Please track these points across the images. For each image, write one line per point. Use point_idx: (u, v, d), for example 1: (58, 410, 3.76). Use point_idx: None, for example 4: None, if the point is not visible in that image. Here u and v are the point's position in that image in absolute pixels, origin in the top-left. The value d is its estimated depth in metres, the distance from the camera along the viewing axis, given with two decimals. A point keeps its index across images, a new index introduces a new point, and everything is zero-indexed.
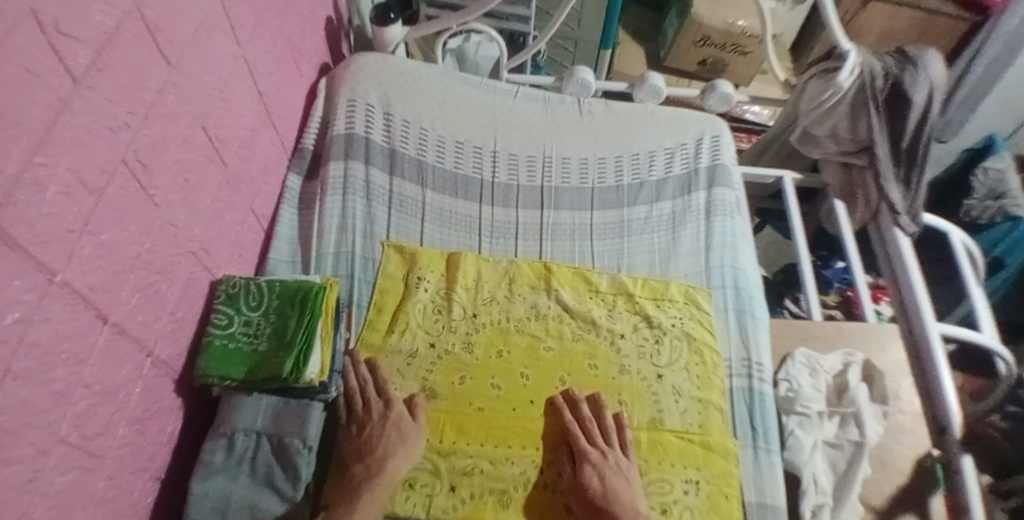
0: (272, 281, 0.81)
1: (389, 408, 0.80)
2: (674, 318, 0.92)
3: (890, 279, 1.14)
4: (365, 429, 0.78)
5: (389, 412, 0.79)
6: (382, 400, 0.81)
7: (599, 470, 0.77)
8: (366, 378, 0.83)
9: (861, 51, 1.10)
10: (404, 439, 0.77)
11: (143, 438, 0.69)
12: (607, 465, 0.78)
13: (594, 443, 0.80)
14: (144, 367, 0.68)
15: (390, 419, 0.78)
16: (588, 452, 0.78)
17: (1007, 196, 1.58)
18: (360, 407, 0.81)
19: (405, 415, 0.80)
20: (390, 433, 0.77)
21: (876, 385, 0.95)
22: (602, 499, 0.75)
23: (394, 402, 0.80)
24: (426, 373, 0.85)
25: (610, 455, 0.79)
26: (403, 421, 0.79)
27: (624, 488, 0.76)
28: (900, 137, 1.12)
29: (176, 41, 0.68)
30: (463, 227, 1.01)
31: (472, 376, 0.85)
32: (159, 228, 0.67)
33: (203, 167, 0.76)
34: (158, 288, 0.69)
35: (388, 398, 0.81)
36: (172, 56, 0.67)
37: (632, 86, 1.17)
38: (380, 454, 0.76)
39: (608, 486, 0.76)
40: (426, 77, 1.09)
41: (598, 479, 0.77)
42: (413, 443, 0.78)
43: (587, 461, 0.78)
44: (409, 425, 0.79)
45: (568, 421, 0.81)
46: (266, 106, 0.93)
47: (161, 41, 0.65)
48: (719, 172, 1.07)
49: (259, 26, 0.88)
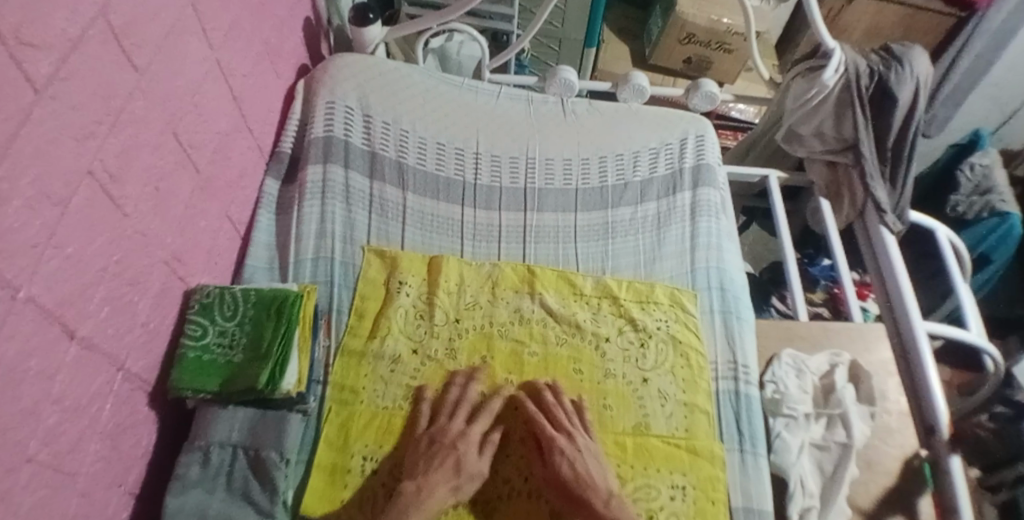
0: (248, 290, 0.79)
1: (462, 439, 0.77)
2: (660, 321, 0.91)
3: (874, 276, 1.14)
4: (433, 451, 0.76)
5: (463, 441, 0.77)
6: (459, 429, 0.78)
7: (569, 460, 0.76)
8: (449, 404, 0.80)
9: (846, 50, 1.09)
10: (458, 472, 0.74)
11: (116, 453, 0.67)
12: (577, 451, 0.76)
13: (561, 429, 0.78)
14: (115, 381, 0.65)
15: (456, 449, 0.75)
16: (556, 440, 0.77)
17: (993, 191, 1.61)
18: (431, 432, 0.78)
19: (471, 450, 0.76)
20: (448, 466, 0.74)
21: (863, 386, 0.94)
22: (575, 483, 0.74)
23: (471, 432, 0.78)
24: (407, 379, 0.83)
25: (579, 440, 0.78)
26: (466, 458, 0.75)
27: (598, 472, 0.76)
28: (886, 135, 1.12)
29: (145, 46, 0.66)
30: (445, 231, 0.99)
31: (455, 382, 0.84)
32: (128, 238, 0.65)
33: (176, 174, 0.74)
34: (129, 300, 0.67)
35: (469, 427, 0.78)
36: (141, 61, 0.65)
37: (616, 85, 1.15)
38: (430, 478, 0.73)
39: (579, 470, 0.75)
40: (407, 77, 1.08)
41: (569, 466, 0.75)
42: (467, 479, 0.74)
43: (557, 449, 0.76)
44: (471, 462, 0.75)
45: (533, 412, 0.80)
46: (241, 110, 0.91)
47: (129, 47, 0.63)
48: (704, 172, 1.06)
49: (234, 29, 0.85)
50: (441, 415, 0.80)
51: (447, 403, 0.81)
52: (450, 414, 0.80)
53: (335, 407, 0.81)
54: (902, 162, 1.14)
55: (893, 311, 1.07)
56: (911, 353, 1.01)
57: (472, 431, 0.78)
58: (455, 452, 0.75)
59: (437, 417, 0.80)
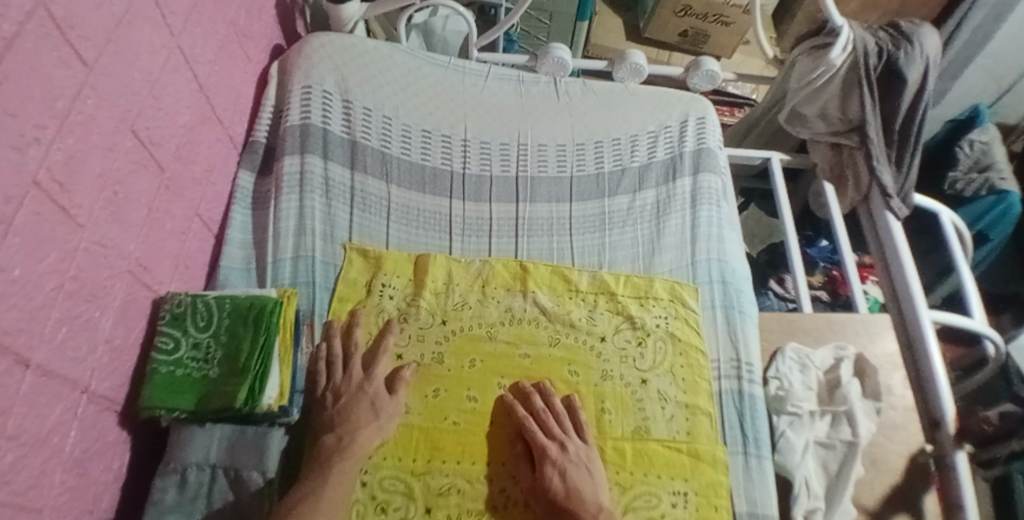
0: (222, 298, 0.73)
1: (368, 382, 0.77)
2: (659, 318, 0.87)
3: (878, 259, 1.11)
4: (343, 404, 0.74)
5: (370, 384, 0.76)
6: (359, 377, 0.77)
7: (560, 469, 0.73)
8: (339, 358, 0.79)
9: (854, 26, 1.03)
10: (377, 414, 0.74)
11: (85, 480, 0.63)
12: (568, 460, 0.74)
13: (552, 436, 0.76)
14: (79, 405, 0.60)
15: (366, 394, 0.75)
16: (548, 449, 0.74)
17: (992, 168, 1.58)
18: (336, 387, 0.77)
19: (382, 392, 0.76)
20: (365, 409, 0.74)
21: (869, 380, 0.92)
22: (563, 496, 0.71)
23: (375, 375, 0.77)
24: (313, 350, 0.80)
25: (570, 447, 0.75)
26: (380, 398, 0.75)
27: (589, 486, 0.72)
28: (894, 116, 1.07)
29: (93, 37, 0.58)
30: (431, 225, 0.94)
31: (446, 388, 0.80)
32: (85, 251, 0.59)
33: (136, 176, 0.68)
34: (89, 317, 0.61)
35: (371, 372, 0.78)
36: (88, 55, 0.58)
37: (612, 64, 1.08)
38: (350, 426, 0.72)
39: (569, 483, 0.72)
40: (388, 58, 1.00)
41: (559, 478, 0.72)
42: (386, 419, 0.74)
43: (547, 459, 0.74)
44: (386, 403, 0.75)
45: (522, 416, 0.77)
46: (208, 98, 0.83)
47: (75, 40, 0.56)
48: (705, 157, 1.01)
49: (195, 10, 0.78)
50: (336, 371, 0.78)
51: (337, 360, 0.79)
52: (347, 367, 0.78)
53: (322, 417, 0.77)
54: (909, 147, 1.09)
55: (898, 298, 1.04)
56: (915, 343, 0.99)
57: (374, 375, 0.77)
58: (366, 396, 0.75)
59: (332, 373, 0.78)
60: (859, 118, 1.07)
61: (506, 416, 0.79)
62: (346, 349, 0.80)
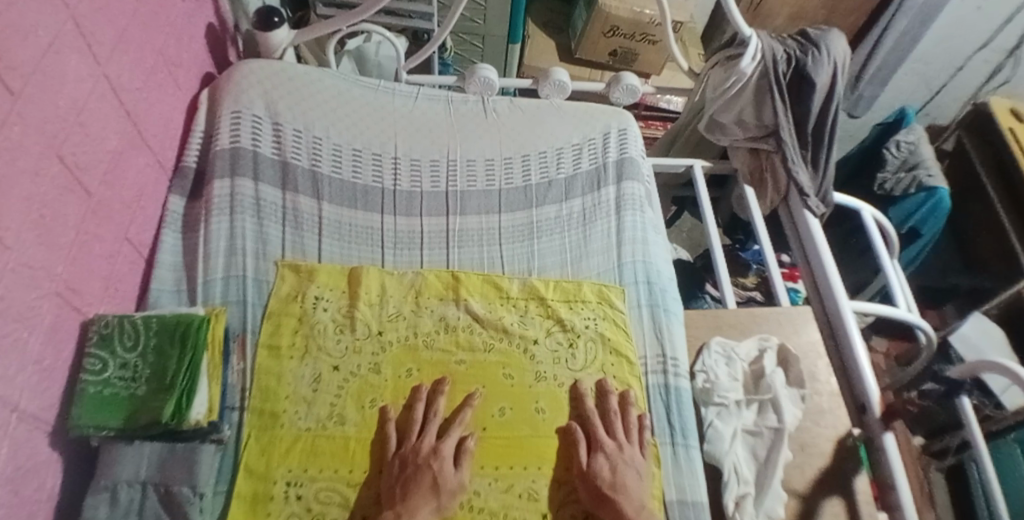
0: (150, 317, 0.75)
1: (435, 456, 0.75)
2: (588, 319, 0.91)
3: (801, 261, 1.16)
4: (408, 475, 0.74)
5: (437, 458, 0.75)
6: (431, 445, 0.77)
7: (611, 461, 0.78)
8: (417, 421, 0.79)
9: (762, 36, 1.10)
10: (437, 492, 0.73)
11: (18, 499, 0.63)
12: (620, 458, 0.79)
13: (613, 437, 0.81)
14: (9, 423, 0.61)
15: (431, 468, 0.74)
16: (604, 442, 0.80)
17: (919, 167, 1.68)
18: (403, 456, 0.76)
19: (447, 465, 0.75)
20: (426, 487, 0.72)
21: (792, 369, 0.97)
22: (609, 487, 0.76)
23: (443, 448, 0.76)
24: (392, 413, 0.80)
25: (626, 450, 0.80)
26: (443, 474, 0.74)
27: (634, 484, 0.77)
28: (805, 121, 1.14)
29: (19, 67, 0.61)
30: (364, 239, 0.96)
31: (419, 370, 0.85)
32: (12, 273, 0.61)
33: (62, 200, 0.69)
34: (17, 337, 0.62)
35: (441, 443, 0.77)
36: (15, 84, 0.60)
37: (537, 82, 1.13)
38: (410, 503, 0.71)
39: (617, 476, 0.77)
40: (319, 81, 1.04)
41: (609, 469, 0.77)
42: (447, 496, 0.73)
43: (601, 450, 0.79)
44: (448, 479, 0.74)
45: (590, 410, 0.83)
46: (136, 125, 0.86)
47: (1, 70, 0.58)
48: (628, 166, 1.05)
49: (123, 40, 0.81)
50: (299, 413, 0.79)
51: (280, 390, 0.80)
52: (290, 395, 0.80)
53: (254, 433, 0.77)
54: (822, 147, 1.16)
55: (820, 293, 1.10)
56: (837, 331, 1.05)
57: (445, 445, 0.77)
58: (431, 471, 0.74)
59: (265, 401, 0.79)
60: (773, 123, 1.14)
61: (526, 381, 0.85)
62: (270, 382, 0.81)
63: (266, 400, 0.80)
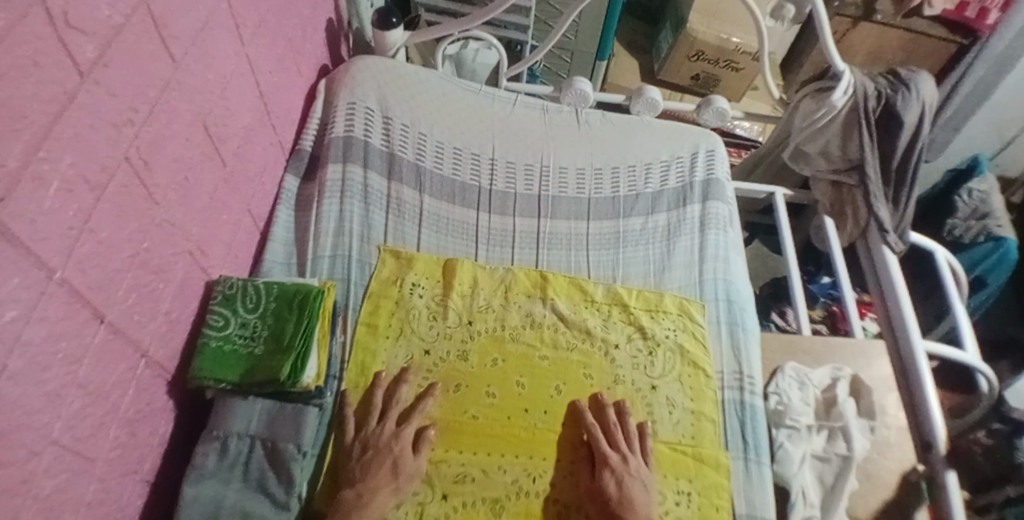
0: (270, 283, 0.81)
1: (395, 440, 0.78)
2: (668, 330, 0.93)
3: (876, 294, 1.17)
4: (368, 457, 0.76)
5: (397, 442, 0.77)
6: (392, 430, 0.79)
7: (617, 477, 0.78)
8: (377, 407, 0.81)
9: (854, 72, 1.12)
10: (396, 475, 0.75)
11: (133, 440, 0.68)
12: (626, 471, 0.78)
13: (616, 448, 0.81)
14: (137, 367, 0.66)
15: (392, 452, 0.77)
16: (609, 457, 0.79)
17: (990, 216, 1.65)
18: (364, 438, 0.79)
19: (406, 451, 0.77)
20: (385, 470, 0.75)
21: (863, 399, 0.99)
22: (619, 504, 0.75)
23: (403, 433, 0.78)
24: (351, 401, 0.82)
25: (630, 462, 0.80)
26: (401, 458, 0.76)
27: (641, 497, 0.77)
28: (891, 155, 1.15)
29: (181, 36, 0.67)
30: (460, 234, 1.01)
31: (503, 360, 0.88)
32: (157, 226, 0.67)
33: (202, 165, 0.75)
34: (154, 287, 0.68)
35: (401, 428, 0.79)
36: (176, 51, 0.66)
37: (630, 98, 1.17)
38: (371, 483, 0.74)
39: (624, 491, 0.76)
40: (425, 81, 1.10)
41: (615, 484, 0.77)
42: (406, 480, 0.76)
43: (607, 466, 0.79)
44: (408, 464, 0.76)
45: (631, 430, 0.83)
46: (266, 106, 0.93)
47: (166, 36, 0.64)
48: (714, 187, 1.08)
49: (261, 25, 0.87)
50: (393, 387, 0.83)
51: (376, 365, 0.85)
52: (386, 372, 0.85)
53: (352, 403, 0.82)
54: (905, 185, 1.16)
55: (894, 330, 1.10)
56: (909, 370, 1.05)
57: (404, 431, 0.79)
58: (391, 455, 0.76)
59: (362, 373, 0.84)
60: (858, 157, 1.15)
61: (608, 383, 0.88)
62: (366, 358, 0.86)
63: (363, 373, 0.84)
